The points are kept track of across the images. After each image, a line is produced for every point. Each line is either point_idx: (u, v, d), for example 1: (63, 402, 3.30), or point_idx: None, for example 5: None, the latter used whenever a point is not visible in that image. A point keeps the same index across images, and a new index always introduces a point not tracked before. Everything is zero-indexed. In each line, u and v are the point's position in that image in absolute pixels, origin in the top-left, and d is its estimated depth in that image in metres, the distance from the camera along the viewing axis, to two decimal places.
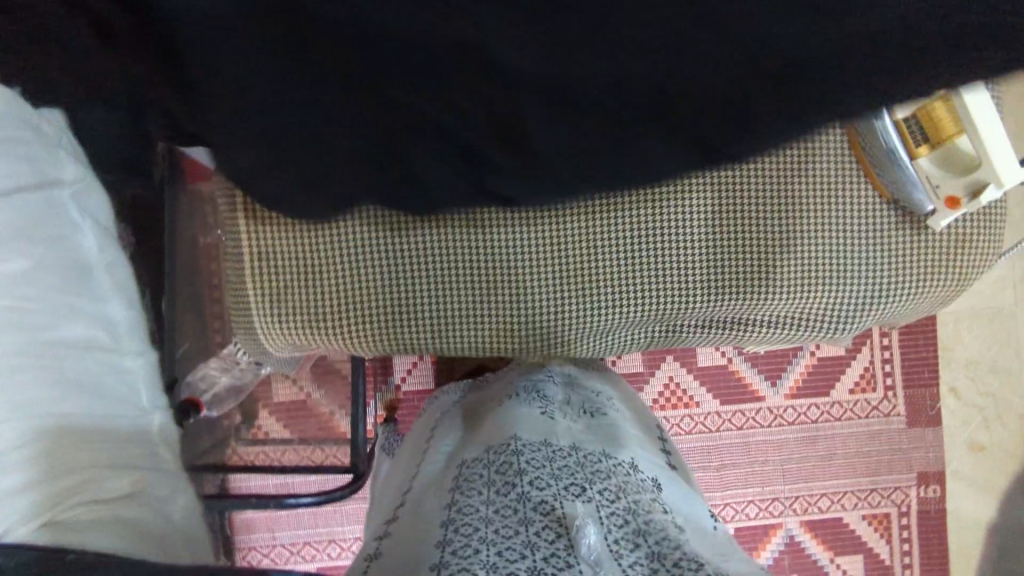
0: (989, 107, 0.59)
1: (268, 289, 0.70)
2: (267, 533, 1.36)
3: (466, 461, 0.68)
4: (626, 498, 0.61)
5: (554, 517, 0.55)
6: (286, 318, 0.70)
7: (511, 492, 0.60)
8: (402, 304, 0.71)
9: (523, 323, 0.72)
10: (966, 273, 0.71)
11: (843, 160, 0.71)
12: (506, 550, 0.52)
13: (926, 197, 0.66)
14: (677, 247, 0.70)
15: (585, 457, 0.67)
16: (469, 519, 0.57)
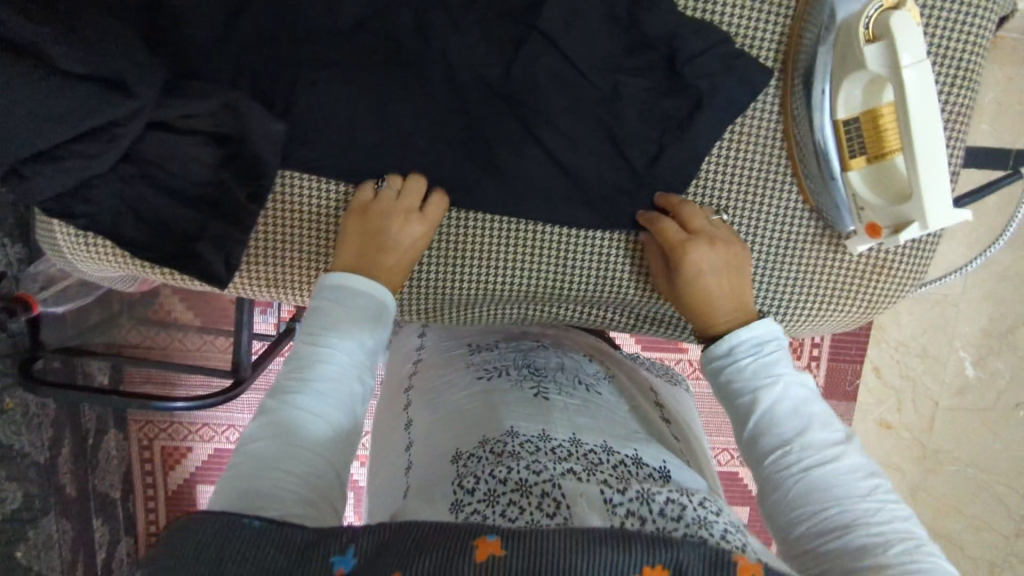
0: (936, 125, 0.48)
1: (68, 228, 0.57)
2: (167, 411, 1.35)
3: (459, 454, 0.49)
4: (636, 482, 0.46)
5: (555, 514, 0.42)
6: (123, 253, 0.58)
7: (503, 475, 0.45)
8: (268, 274, 0.61)
9: (441, 291, 0.63)
10: (873, 304, 0.64)
11: (770, 153, 0.60)
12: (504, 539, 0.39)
13: (848, 214, 0.58)
14: (584, 257, 0.62)
15: (588, 455, 0.48)
16: (479, 503, 0.44)
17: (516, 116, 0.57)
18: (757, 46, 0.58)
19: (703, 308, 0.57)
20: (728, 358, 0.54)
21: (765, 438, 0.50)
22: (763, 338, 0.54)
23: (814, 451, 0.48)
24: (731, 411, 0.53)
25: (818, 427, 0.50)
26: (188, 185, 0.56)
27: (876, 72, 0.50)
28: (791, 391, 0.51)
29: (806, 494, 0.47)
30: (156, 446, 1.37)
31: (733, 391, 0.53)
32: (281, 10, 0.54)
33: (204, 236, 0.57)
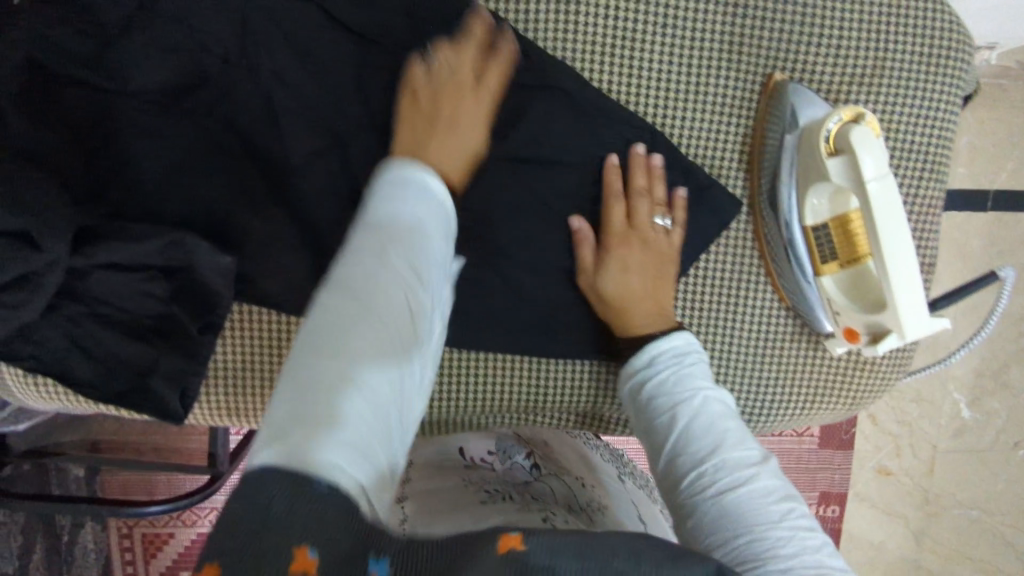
0: (908, 238, 0.47)
1: (17, 369, 0.55)
2: None
3: None
4: None
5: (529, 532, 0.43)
6: (72, 393, 0.56)
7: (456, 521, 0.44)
8: (227, 405, 0.58)
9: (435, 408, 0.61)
10: (859, 399, 0.61)
11: (743, 253, 0.58)
12: None
13: (825, 317, 0.56)
14: (553, 375, 0.60)
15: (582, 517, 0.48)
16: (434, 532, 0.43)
17: (471, 232, 0.56)
18: (719, 147, 0.57)
19: (622, 311, 0.54)
20: (646, 370, 0.51)
21: (679, 455, 0.46)
22: (686, 348, 0.51)
23: (729, 471, 0.44)
24: (646, 433, 0.50)
25: (732, 447, 0.45)
26: (139, 320, 0.54)
27: (842, 184, 0.49)
28: (709, 407, 0.47)
29: (714, 519, 0.43)
30: None
31: (649, 409, 0.50)
32: (226, 140, 0.53)
33: (155, 370, 0.54)
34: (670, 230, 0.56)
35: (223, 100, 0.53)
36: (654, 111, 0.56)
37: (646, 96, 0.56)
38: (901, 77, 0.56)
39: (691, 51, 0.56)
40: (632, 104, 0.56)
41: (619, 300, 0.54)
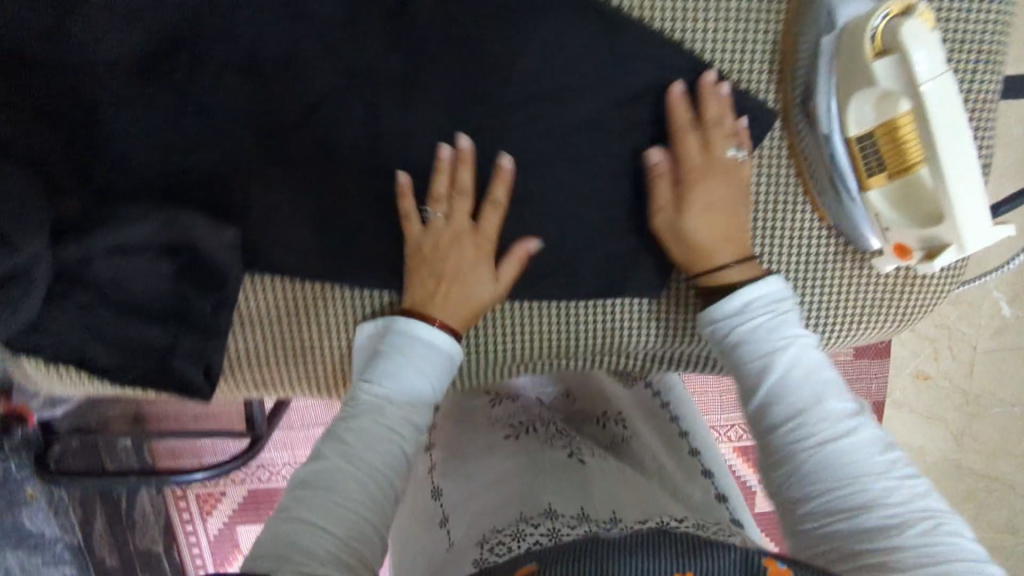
0: (967, 142, 0.43)
1: (35, 361, 0.54)
2: None
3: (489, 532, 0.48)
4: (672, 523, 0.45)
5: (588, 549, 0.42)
6: (96, 379, 0.55)
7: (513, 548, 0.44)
8: (252, 379, 0.57)
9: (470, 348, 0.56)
10: (908, 317, 0.57)
11: (775, 173, 0.54)
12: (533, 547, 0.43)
13: (873, 235, 0.52)
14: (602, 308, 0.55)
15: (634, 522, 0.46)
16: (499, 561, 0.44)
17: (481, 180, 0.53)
18: (746, 59, 0.52)
19: (701, 254, 0.51)
20: (734, 315, 0.48)
21: (775, 410, 0.44)
22: (772, 291, 0.48)
23: (832, 421, 0.43)
24: (736, 376, 0.48)
25: (832, 397, 0.44)
26: (151, 300, 0.52)
27: (890, 89, 0.44)
28: (801, 358, 0.45)
29: (822, 470, 0.42)
30: None
31: (737, 353, 0.47)
32: (208, 107, 0.50)
33: (172, 353, 0.53)
34: (742, 159, 0.51)
35: (199, 62, 0.49)
36: (672, 26, 0.51)
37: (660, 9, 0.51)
38: None
39: None
40: (645, 20, 0.51)
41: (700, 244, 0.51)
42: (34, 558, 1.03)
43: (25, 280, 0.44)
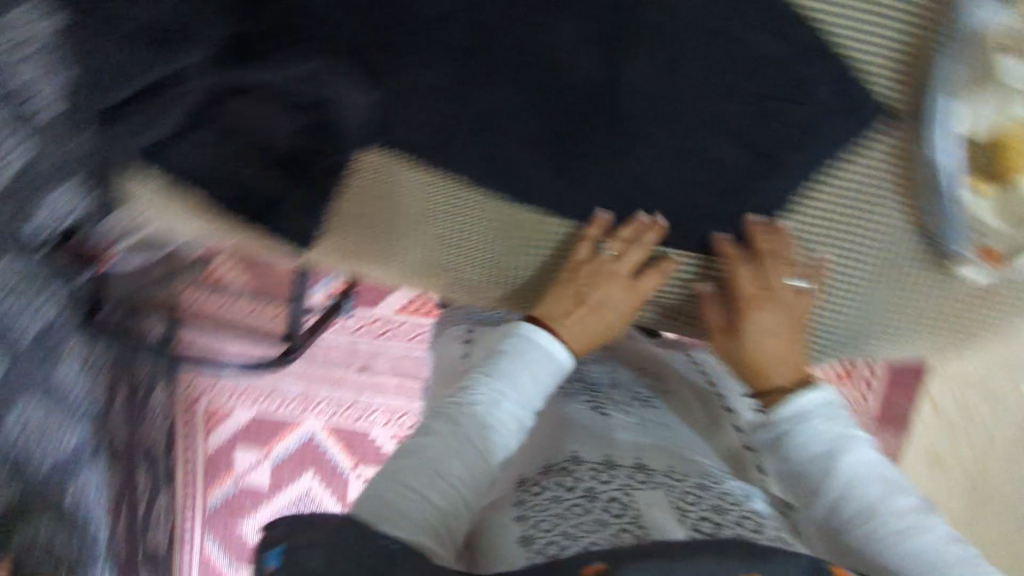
0: None
1: None
2: (212, 373, 1.42)
3: (526, 482, 0.65)
4: (712, 503, 0.60)
5: (629, 520, 0.55)
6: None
7: (557, 526, 0.55)
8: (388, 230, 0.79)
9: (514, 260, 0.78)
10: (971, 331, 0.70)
11: (875, 177, 0.66)
12: (589, 542, 0.53)
13: (961, 239, 0.64)
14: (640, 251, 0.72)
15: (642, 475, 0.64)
16: (550, 538, 0.55)
17: None
18: (865, 56, 0.62)
19: (761, 370, 0.68)
20: (796, 423, 0.64)
21: (851, 504, 0.59)
22: (823, 397, 0.65)
23: (894, 520, 0.57)
24: (787, 475, 0.64)
25: (898, 494, 0.59)
26: None
27: (1011, 87, 0.59)
28: (864, 458, 0.61)
29: (892, 544, 0.55)
30: (198, 406, 1.44)
31: (803, 467, 0.62)
32: None
33: None
34: (802, 290, 0.69)
35: None
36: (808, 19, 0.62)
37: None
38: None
39: None
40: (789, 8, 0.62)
41: (760, 361, 0.69)
42: (51, 417, 1.05)
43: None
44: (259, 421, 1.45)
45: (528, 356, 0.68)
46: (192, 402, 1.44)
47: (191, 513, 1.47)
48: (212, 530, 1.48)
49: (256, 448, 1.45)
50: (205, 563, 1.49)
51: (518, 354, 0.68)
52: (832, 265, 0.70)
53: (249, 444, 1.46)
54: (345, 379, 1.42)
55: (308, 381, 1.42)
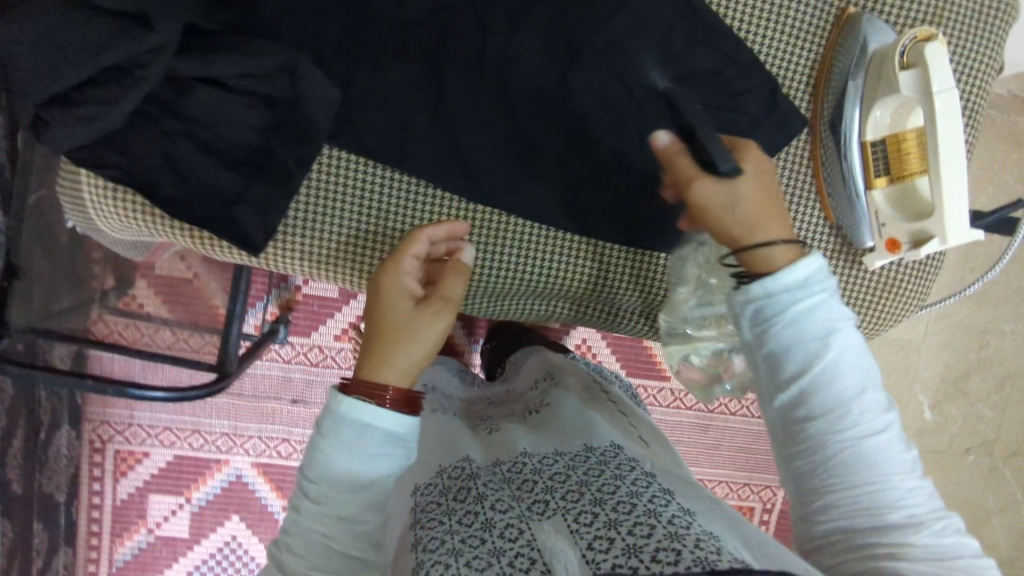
0: (961, 152, 0.53)
1: (115, 209, 0.55)
2: (125, 411, 1.31)
3: (417, 487, 0.62)
4: (636, 522, 0.49)
5: (525, 543, 0.49)
6: (159, 214, 0.55)
7: (443, 544, 0.52)
8: (311, 252, 0.59)
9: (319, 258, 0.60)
10: (882, 321, 0.67)
11: (798, 170, 0.64)
12: (473, 559, 0.49)
13: (868, 233, 0.61)
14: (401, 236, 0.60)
15: (574, 457, 0.61)
16: (437, 558, 0.50)
17: (557, 111, 0.58)
18: (787, 80, 0.62)
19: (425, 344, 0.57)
20: (767, 298, 0.49)
21: (825, 410, 0.48)
22: (813, 266, 0.50)
23: (865, 423, 0.48)
24: (765, 388, 0.51)
25: (878, 419, 0.48)
26: (230, 148, 0.53)
27: (909, 98, 0.55)
28: (869, 433, 0.48)
29: (874, 462, 0.47)
30: (109, 447, 1.32)
31: (779, 365, 0.49)
32: None
33: (243, 200, 0.54)
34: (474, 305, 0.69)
35: None
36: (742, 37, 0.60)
37: (761, 27, 0.61)
38: (945, 29, 0.63)
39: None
40: (721, 19, 0.60)
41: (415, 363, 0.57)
42: None
43: (133, 77, 0.47)
44: (179, 462, 1.34)
45: (346, 422, 0.54)
46: (102, 443, 1.31)
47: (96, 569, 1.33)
48: None
49: (173, 495, 1.34)
50: None
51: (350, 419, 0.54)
52: None
53: (166, 488, 1.34)
54: (276, 413, 1.34)
55: (235, 416, 1.34)
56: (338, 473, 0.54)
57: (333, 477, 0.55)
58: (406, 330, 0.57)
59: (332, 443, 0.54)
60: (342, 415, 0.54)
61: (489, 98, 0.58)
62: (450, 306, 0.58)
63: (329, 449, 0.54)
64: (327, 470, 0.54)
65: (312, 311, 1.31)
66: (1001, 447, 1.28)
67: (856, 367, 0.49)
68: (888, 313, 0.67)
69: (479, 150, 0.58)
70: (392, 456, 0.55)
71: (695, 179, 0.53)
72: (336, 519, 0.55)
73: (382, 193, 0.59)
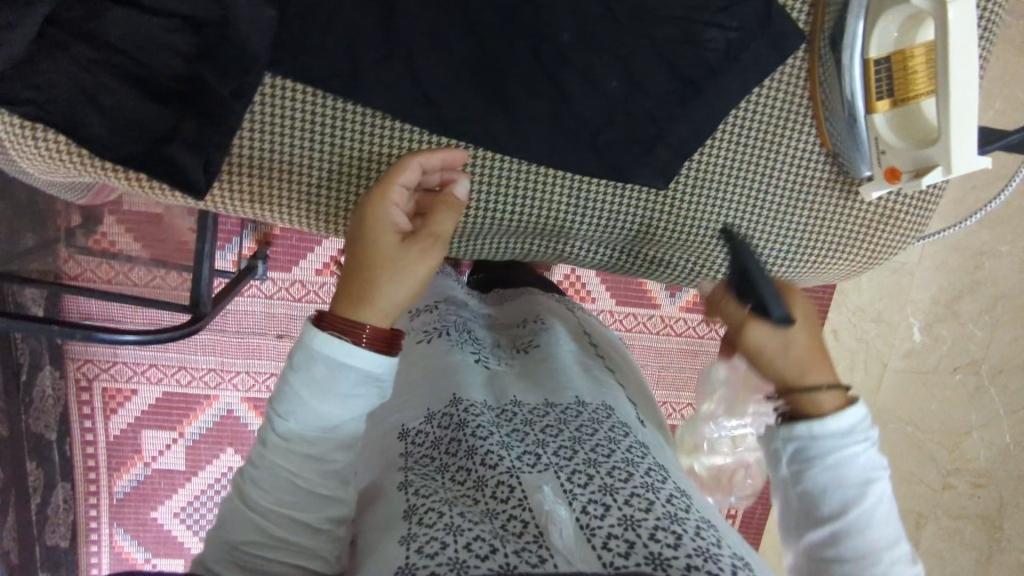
0: (974, 70, 0.47)
1: (38, 150, 0.49)
2: (108, 349, 1.30)
3: (407, 433, 0.62)
4: (622, 488, 0.51)
5: (517, 502, 0.51)
6: (84, 152, 0.50)
7: (438, 494, 0.53)
8: (271, 195, 0.55)
9: (286, 202, 0.55)
10: (878, 253, 0.64)
11: (790, 91, 0.58)
12: (468, 514, 0.51)
13: (867, 161, 0.57)
14: (371, 175, 0.56)
15: (565, 410, 0.61)
16: (429, 506, 0.52)
17: (526, 29, 0.52)
18: None
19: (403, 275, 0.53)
20: (808, 442, 0.50)
21: (849, 545, 0.48)
22: (857, 417, 0.50)
23: (887, 565, 0.47)
24: (794, 512, 0.52)
25: (902, 562, 0.48)
26: (156, 78, 0.48)
27: (921, 8, 0.49)
28: (896, 571, 0.47)
29: None
30: (96, 385, 1.31)
31: (814, 501, 0.50)
32: None
33: (176, 136, 0.49)
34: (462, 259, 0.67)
35: None
36: None
37: None
38: None
39: None
40: None
41: (394, 298, 0.53)
42: None
43: None
44: (169, 398, 1.34)
45: (316, 358, 0.51)
46: (88, 382, 1.31)
47: (97, 501, 1.36)
48: (122, 519, 1.38)
49: (166, 430, 1.35)
50: (117, 553, 1.39)
51: (319, 357, 0.51)
52: (804, 213, 0.61)
53: (158, 424, 1.35)
54: (262, 348, 1.33)
55: (220, 352, 1.32)
56: (308, 411, 0.52)
57: (301, 416, 0.52)
58: (393, 265, 0.52)
59: (304, 381, 0.52)
60: (315, 349, 0.51)
61: (448, 14, 0.51)
62: (437, 244, 0.54)
63: (297, 384, 0.52)
64: (296, 408, 0.52)
65: (291, 245, 1.27)
66: (990, 365, 1.25)
67: (885, 517, 0.49)
68: (889, 247, 0.63)
69: (440, 76, 0.52)
70: (367, 395, 0.53)
71: (748, 325, 0.52)
72: (304, 457, 0.53)
73: (335, 128, 0.53)
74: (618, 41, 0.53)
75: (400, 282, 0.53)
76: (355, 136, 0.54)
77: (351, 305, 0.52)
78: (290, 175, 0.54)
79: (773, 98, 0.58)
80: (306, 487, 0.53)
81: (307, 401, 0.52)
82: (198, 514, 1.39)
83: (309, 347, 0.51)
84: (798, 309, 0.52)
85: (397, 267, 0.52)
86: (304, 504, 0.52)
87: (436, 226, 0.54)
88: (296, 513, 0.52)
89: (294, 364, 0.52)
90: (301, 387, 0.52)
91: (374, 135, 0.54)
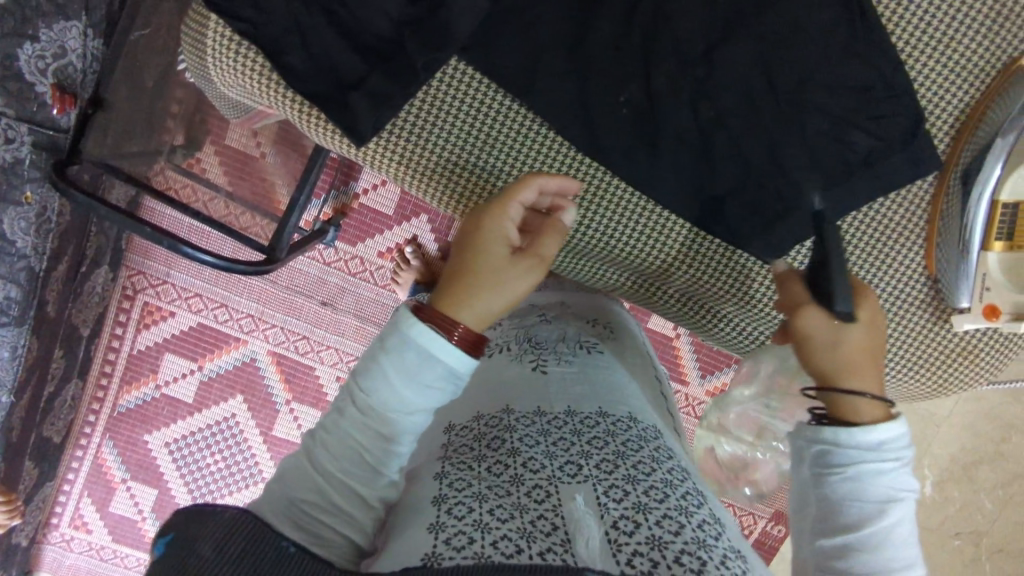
0: None
1: (233, 64, 0.54)
2: (163, 268, 1.33)
3: (452, 427, 0.58)
4: (659, 511, 0.45)
5: (549, 507, 0.45)
6: (274, 77, 0.54)
7: (471, 488, 0.48)
8: (418, 164, 0.59)
9: (427, 173, 0.59)
10: (947, 385, 0.65)
11: (910, 212, 0.61)
12: (497, 509, 0.45)
13: (968, 294, 0.59)
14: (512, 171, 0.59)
15: (616, 422, 0.55)
16: (460, 499, 0.47)
17: (695, 86, 0.56)
18: (933, 119, 0.59)
19: (500, 288, 0.52)
20: None
21: None
22: None
23: None
24: None
25: None
26: (365, 33, 0.53)
27: None
28: None
29: None
30: (139, 298, 1.34)
31: None
32: None
33: (361, 86, 0.53)
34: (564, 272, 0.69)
35: None
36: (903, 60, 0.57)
37: (923, 57, 0.58)
38: None
39: (935, 15, 0.57)
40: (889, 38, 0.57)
41: (489, 308, 0.52)
42: None
43: None
44: (201, 330, 1.36)
45: (407, 338, 0.49)
46: (133, 292, 1.34)
47: (98, 408, 1.38)
48: (116, 432, 1.39)
49: (188, 360, 1.37)
50: (99, 463, 1.40)
51: (411, 339, 0.49)
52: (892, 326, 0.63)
53: (182, 351, 1.37)
54: (303, 310, 1.35)
55: (263, 301, 1.35)
56: (388, 390, 0.49)
57: (378, 395, 0.50)
58: (495, 276, 0.52)
59: (388, 361, 0.49)
60: (405, 332, 0.49)
61: (630, 53, 0.56)
62: (542, 264, 0.54)
63: (378, 364, 0.50)
64: (372, 385, 0.50)
65: (363, 222, 1.32)
66: None
67: None
68: (958, 382, 0.65)
69: (607, 104, 0.56)
70: (445, 389, 0.51)
71: (807, 309, 0.53)
72: (375, 433, 0.50)
73: (493, 118, 0.57)
74: (773, 120, 0.57)
75: (498, 293, 0.52)
76: (510, 133, 0.58)
77: (450, 302, 0.51)
78: (440, 149, 0.58)
79: (895, 212, 0.61)
80: (366, 461, 0.49)
81: (385, 381, 0.49)
82: (188, 450, 1.39)
83: (401, 330, 0.50)
84: (863, 310, 0.52)
85: (498, 281, 0.52)
86: (368, 478, 0.49)
87: (546, 246, 0.54)
88: (356, 485, 0.49)
89: (381, 342, 0.50)
90: (388, 367, 0.49)
91: (527, 138, 0.58)
